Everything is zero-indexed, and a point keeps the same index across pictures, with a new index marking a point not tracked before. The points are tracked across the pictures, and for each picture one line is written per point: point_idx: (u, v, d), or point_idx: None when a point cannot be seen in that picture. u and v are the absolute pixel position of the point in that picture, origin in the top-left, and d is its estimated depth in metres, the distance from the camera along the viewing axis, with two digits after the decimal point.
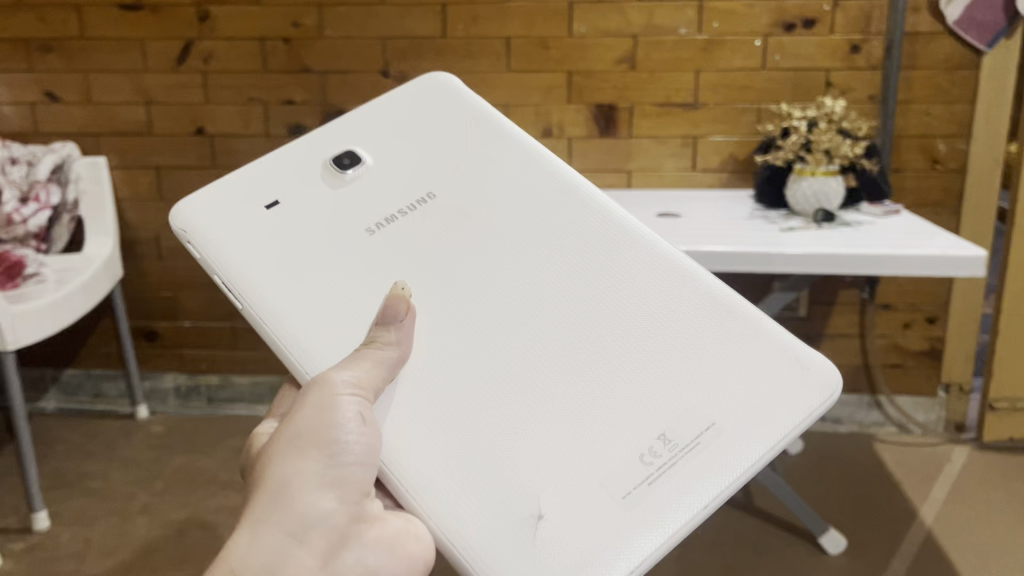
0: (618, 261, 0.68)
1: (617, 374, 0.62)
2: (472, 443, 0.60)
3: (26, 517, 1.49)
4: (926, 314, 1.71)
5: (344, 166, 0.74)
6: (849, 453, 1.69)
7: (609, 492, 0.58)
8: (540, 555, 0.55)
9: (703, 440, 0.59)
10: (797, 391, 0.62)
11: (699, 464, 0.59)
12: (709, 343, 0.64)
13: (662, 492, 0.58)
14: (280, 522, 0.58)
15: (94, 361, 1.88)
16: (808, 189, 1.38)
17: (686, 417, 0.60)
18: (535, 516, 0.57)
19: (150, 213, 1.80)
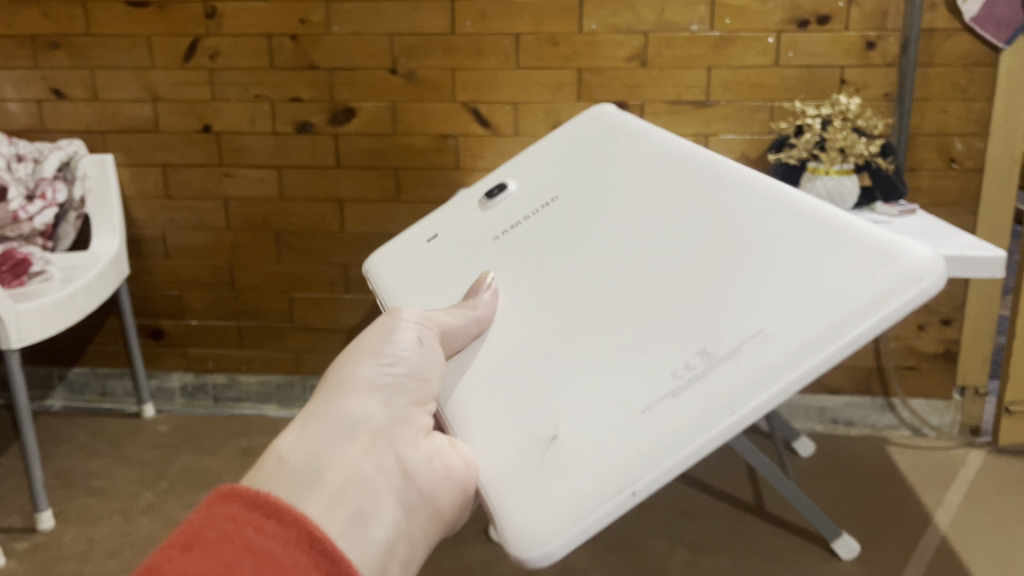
0: (688, 204, 0.62)
1: (670, 297, 0.56)
2: (511, 389, 0.58)
3: (31, 517, 1.48)
4: (941, 316, 1.67)
5: (493, 195, 0.78)
6: (861, 457, 1.67)
7: (632, 409, 0.51)
8: (546, 473, 0.51)
9: (745, 346, 0.49)
10: (878, 291, 0.49)
11: (738, 367, 0.49)
12: (780, 251, 0.54)
13: (688, 400, 0.49)
14: (330, 418, 0.56)
15: (101, 360, 1.87)
16: (822, 188, 1.35)
17: (733, 325, 0.51)
18: (550, 437, 0.52)
19: (156, 211, 1.79)
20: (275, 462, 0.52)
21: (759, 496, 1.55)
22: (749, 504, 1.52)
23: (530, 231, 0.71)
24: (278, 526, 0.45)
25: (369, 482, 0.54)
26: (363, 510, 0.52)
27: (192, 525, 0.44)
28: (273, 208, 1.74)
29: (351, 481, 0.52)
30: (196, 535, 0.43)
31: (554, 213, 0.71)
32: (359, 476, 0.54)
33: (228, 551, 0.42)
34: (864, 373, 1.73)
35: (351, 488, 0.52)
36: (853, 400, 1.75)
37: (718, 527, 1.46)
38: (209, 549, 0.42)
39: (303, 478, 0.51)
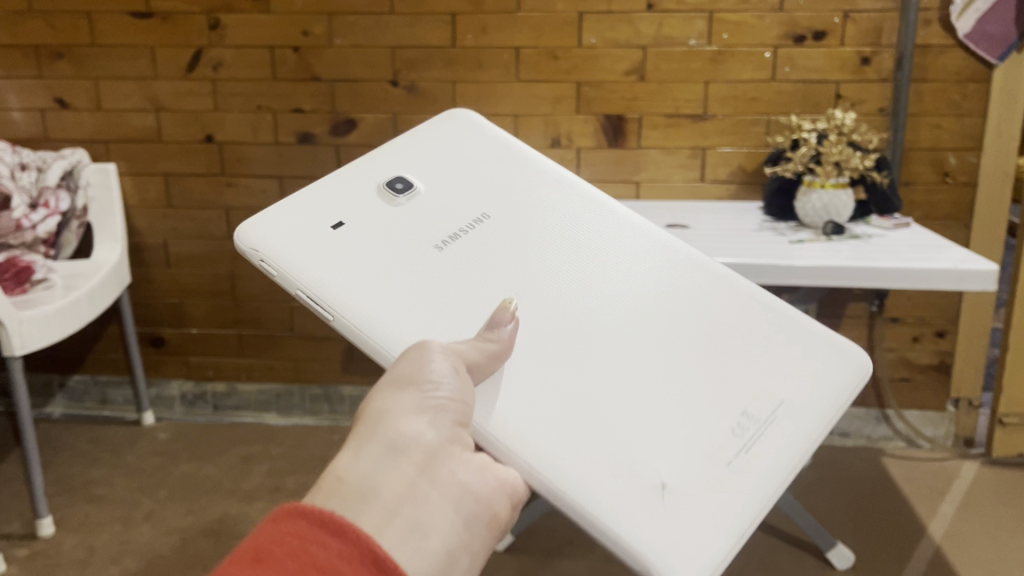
0: (667, 273, 0.73)
1: (687, 361, 0.67)
2: (583, 427, 0.62)
3: (31, 523, 1.49)
4: (935, 328, 1.69)
5: (398, 191, 0.79)
6: (856, 467, 1.68)
7: (716, 462, 0.62)
8: (669, 516, 0.59)
9: (777, 416, 0.65)
10: (836, 372, 0.68)
11: (776, 434, 0.64)
12: (755, 336, 0.69)
13: (756, 458, 0.62)
14: (379, 437, 0.53)
15: (101, 368, 1.88)
16: (817, 201, 1.36)
17: (758, 397, 0.65)
18: (659, 484, 0.60)
19: (158, 220, 1.80)
20: (328, 486, 0.50)
21: None
22: None
23: (485, 244, 0.74)
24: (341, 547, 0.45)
25: (425, 496, 0.52)
26: (421, 524, 0.50)
27: (258, 541, 0.44)
28: None
29: (405, 497, 0.51)
30: (262, 550, 0.44)
31: (501, 231, 0.75)
32: (414, 492, 0.51)
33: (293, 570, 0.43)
34: None
35: (406, 505, 0.50)
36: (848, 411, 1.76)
37: None
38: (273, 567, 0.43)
39: (359, 501, 0.49)
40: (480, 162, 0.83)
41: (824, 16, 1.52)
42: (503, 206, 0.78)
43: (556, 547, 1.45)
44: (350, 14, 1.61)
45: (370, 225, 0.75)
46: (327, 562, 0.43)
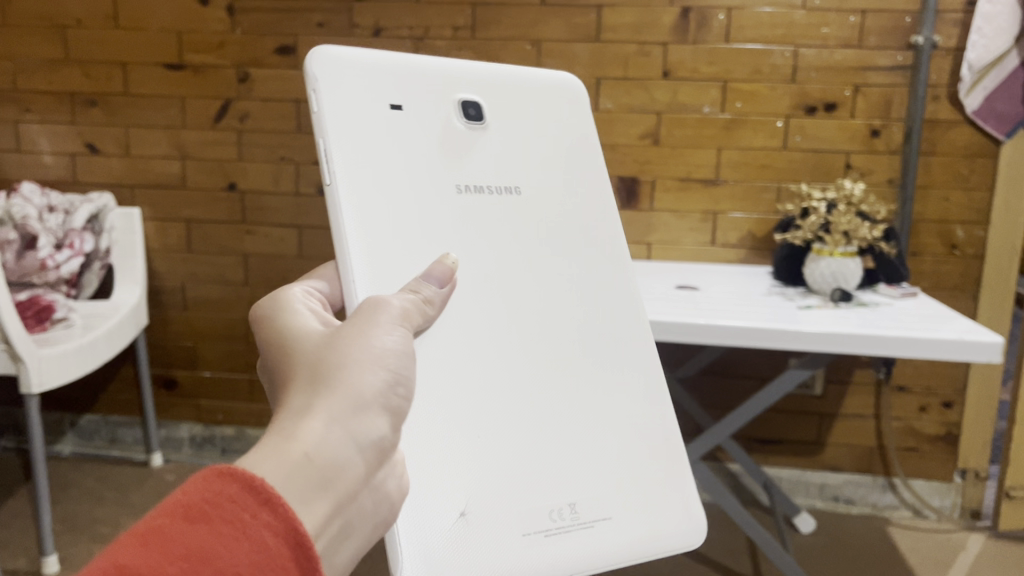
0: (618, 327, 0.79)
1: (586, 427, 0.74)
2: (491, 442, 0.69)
3: (36, 560, 1.49)
4: (941, 399, 1.70)
5: (471, 115, 0.77)
6: (863, 536, 1.67)
7: (516, 529, 0.68)
8: (455, 546, 0.65)
9: (589, 524, 0.71)
10: (679, 540, 0.76)
11: (583, 537, 0.71)
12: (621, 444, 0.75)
13: (556, 545, 0.69)
14: (352, 419, 0.53)
15: (113, 408, 1.90)
16: (826, 269, 1.39)
17: (597, 500, 0.72)
18: (461, 511, 0.66)
19: (178, 263, 1.84)
20: (298, 458, 0.48)
21: (757, 569, 1.55)
22: None
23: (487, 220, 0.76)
24: (304, 567, 0.43)
25: (360, 497, 0.53)
26: (345, 524, 0.51)
27: (195, 493, 0.42)
28: (291, 264, 1.79)
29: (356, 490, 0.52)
30: (193, 507, 0.42)
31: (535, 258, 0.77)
32: (357, 491, 0.52)
33: (229, 544, 0.41)
34: (865, 452, 1.75)
35: (347, 503, 0.51)
36: (855, 478, 1.76)
37: None
38: (195, 529, 0.41)
39: (317, 485, 0.48)
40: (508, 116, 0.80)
41: (835, 89, 1.56)
42: (536, 227, 0.79)
43: None
44: None
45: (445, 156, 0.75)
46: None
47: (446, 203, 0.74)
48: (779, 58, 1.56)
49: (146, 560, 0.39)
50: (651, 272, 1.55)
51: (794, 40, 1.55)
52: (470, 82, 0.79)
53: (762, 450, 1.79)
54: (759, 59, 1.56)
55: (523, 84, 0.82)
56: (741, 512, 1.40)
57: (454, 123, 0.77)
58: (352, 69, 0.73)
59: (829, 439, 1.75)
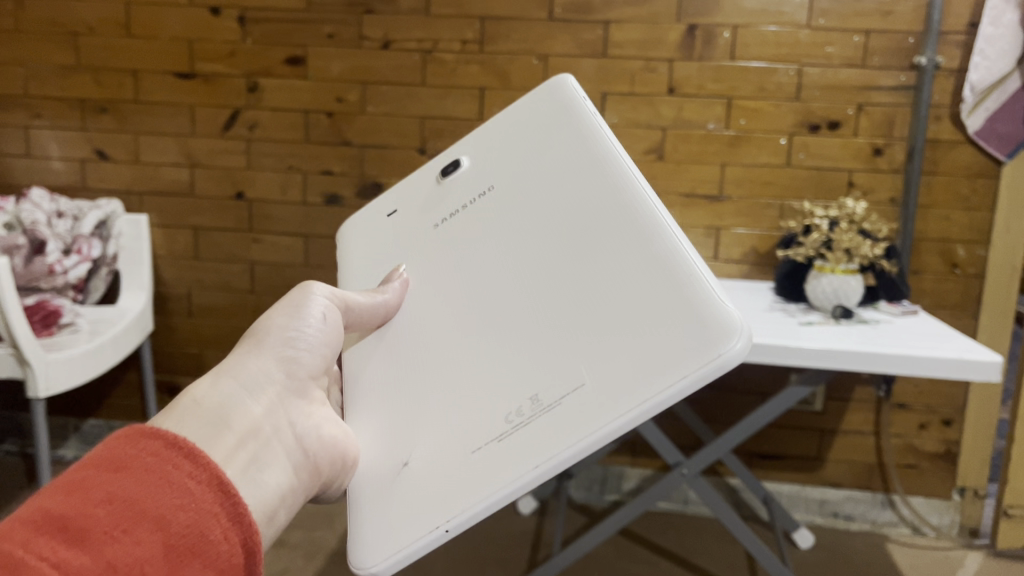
0: (591, 201, 0.65)
1: (540, 318, 0.61)
2: (416, 383, 0.64)
3: None
4: (941, 416, 1.71)
5: (446, 172, 0.78)
6: (862, 553, 1.68)
7: (462, 449, 0.57)
8: (392, 495, 0.59)
9: (560, 403, 0.55)
10: (692, 359, 0.53)
11: (541, 425, 0.54)
12: (594, 303, 0.59)
13: (510, 444, 0.55)
14: (235, 374, 0.64)
15: (116, 413, 1.91)
16: (828, 286, 1.40)
17: (565, 374, 0.56)
18: (403, 462, 0.60)
19: (184, 270, 1.85)
20: (186, 403, 0.59)
21: None
22: None
23: (459, 223, 0.73)
24: (229, 509, 0.49)
25: (266, 435, 0.62)
26: (259, 458, 0.60)
27: (121, 451, 0.48)
28: (297, 274, 1.81)
29: (258, 429, 0.62)
30: (118, 462, 0.47)
31: (496, 207, 0.71)
32: (259, 428, 0.62)
33: (151, 485, 0.47)
34: (865, 469, 1.76)
35: (252, 439, 0.60)
36: (853, 494, 1.77)
37: None
38: (123, 479, 0.46)
39: (210, 422, 0.58)
40: (498, 129, 0.77)
41: (839, 107, 1.58)
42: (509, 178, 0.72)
43: None
44: (382, 84, 1.68)
45: (417, 213, 0.79)
46: (168, 515, 0.46)
47: (418, 243, 0.76)
48: (784, 76, 1.58)
49: (79, 506, 0.44)
50: None
51: (798, 58, 1.56)
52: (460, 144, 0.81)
53: (761, 465, 1.80)
54: (763, 77, 1.58)
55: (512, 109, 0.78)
56: (739, 526, 1.41)
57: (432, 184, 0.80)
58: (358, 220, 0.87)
59: (829, 456, 1.76)
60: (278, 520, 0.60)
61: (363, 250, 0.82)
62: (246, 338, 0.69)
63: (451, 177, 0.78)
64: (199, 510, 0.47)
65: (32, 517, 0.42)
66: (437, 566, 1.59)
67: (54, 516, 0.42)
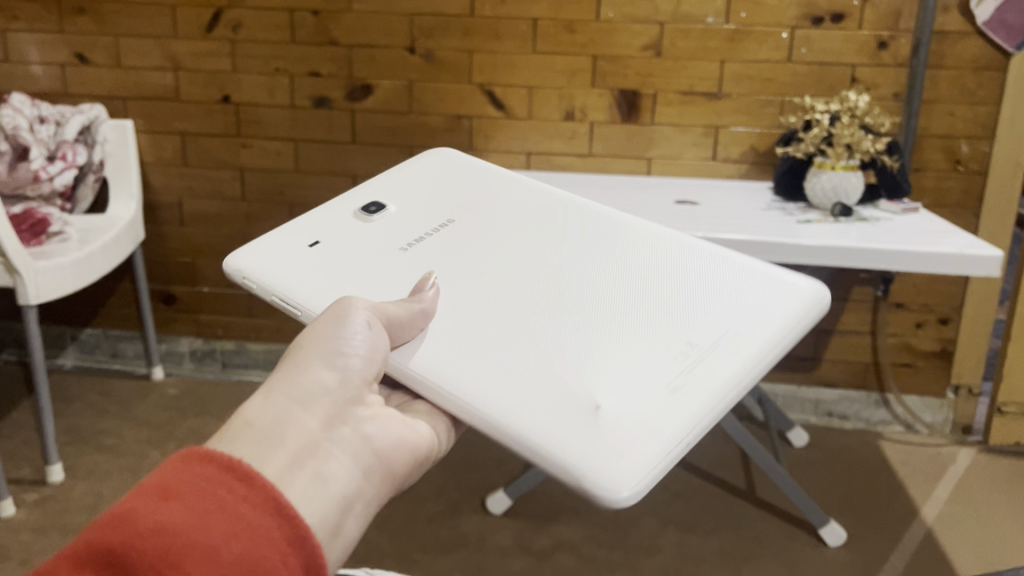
0: (608, 228, 0.80)
1: (644, 298, 0.72)
2: (534, 350, 0.67)
3: (41, 469, 1.52)
4: (938, 316, 1.70)
5: (371, 212, 0.84)
6: (856, 449, 1.71)
7: (653, 388, 0.64)
8: (602, 430, 0.61)
9: (719, 346, 0.68)
10: (794, 296, 0.73)
11: (714, 363, 0.67)
12: (686, 288, 0.73)
13: (703, 375, 0.66)
14: (284, 391, 0.56)
15: (112, 321, 1.91)
16: (828, 183, 1.38)
17: (702, 329, 0.69)
18: (592, 407, 0.62)
19: (173, 178, 1.82)
20: (236, 428, 0.52)
21: (752, 482, 1.59)
22: (741, 489, 1.57)
23: (457, 246, 0.79)
24: (291, 532, 0.44)
25: (322, 448, 0.55)
26: (319, 474, 0.53)
27: (181, 471, 0.44)
28: (288, 180, 1.78)
29: (315, 443, 0.55)
30: (167, 489, 0.43)
31: (475, 225, 0.82)
32: (314, 443, 0.55)
33: (200, 515, 0.42)
34: (861, 368, 1.76)
35: (306, 456, 0.53)
36: (848, 393, 1.78)
37: (709, 507, 1.51)
38: (169, 508, 0.42)
39: (261, 446, 0.51)
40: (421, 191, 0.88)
41: None
42: (497, 214, 0.83)
43: (553, 513, 1.49)
44: None
45: (363, 236, 0.81)
46: (216, 544, 0.41)
47: (405, 256, 0.78)
48: None
49: (115, 541, 0.40)
50: (649, 186, 1.54)
51: None
52: (359, 196, 0.87)
53: None
54: None
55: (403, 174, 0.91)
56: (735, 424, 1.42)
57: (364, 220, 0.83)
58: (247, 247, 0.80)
59: (824, 356, 1.77)
60: (347, 534, 0.54)
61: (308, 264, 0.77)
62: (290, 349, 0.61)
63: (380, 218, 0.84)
64: (257, 539, 0.42)
65: (77, 553, 0.40)
66: (438, 469, 1.61)
67: (89, 551, 0.40)
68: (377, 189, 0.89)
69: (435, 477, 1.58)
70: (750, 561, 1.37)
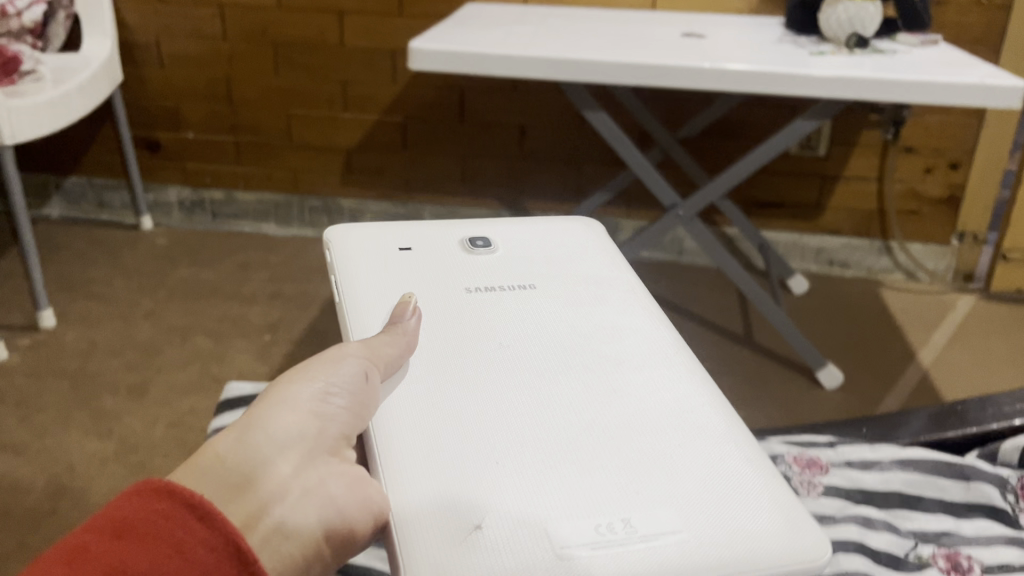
0: (653, 348, 0.60)
1: (625, 425, 0.51)
2: (464, 438, 0.49)
3: (32, 316, 1.50)
4: (949, 160, 1.65)
5: (476, 246, 0.71)
6: (856, 296, 1.70)
7: (541, 540, 0.43)
8: (454, 558, 0.42)
9: (663, 537, 0.44)
10: (788, 543, 0.45)
11: (644, 549, 0.43)
12: (680, 443, 0.50)
13: (606, 565, 0.42)
14: (257, 428, 0.45)
15: (97, 169, 1.85)
16: (844, 13, 1.29)
17: (661, 505, 0.45)
18: (472, 524, 0.44)
19: (149, 15, 1.72)
20: (202, 465, 0.43)
21: (749, 328, 1.59)
22: (739, 335, 1.56)
23: (491, 304, 0.63)
24: None
25: (288, 504, 0.44)
26: (281, 533, 0.43)
27: (122, 512, 0.38)
28: (272, 17, 1.68)
29: (275, 498, 0.43)
30: (121, 524, 0.38)
31: (541, 301, 0.64)
32: (281, 496, 0.44)
33: (152, 562, 0.36)
34: (865, 216, 1.72)
35: (268, 509, 0.43)
36: (852, 242, 1.75)
37: (706, 351, 1.51)
38: (123, 548, 0.37)
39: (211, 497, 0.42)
40: (528, 252, 0.71)
41: None
42: (559, 290, 0.66)
43: None
44: None
45: (433, 264, 0.68)
46: None
47: (444, 296, 0.63)
48: None
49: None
50: (653, 20, 1.46)
51: None
52: (476, 230, 0.74)
53: (759, 213, 1.76)
54: None
55: (541, 230, 0.76)
56: (736, 267, 1.41)
57: (456, 247, 0.71)
58: (341, 237, 0.72)
59: (828, 203, 1.72)
60: None
61: (366, 279, 0.65)
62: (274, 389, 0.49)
63: (481, 251, 0.70)
64: None
65: None
66: None
67: None
68: (500, 231, 0.74)
69: None
70: (747, 402, 1.38)
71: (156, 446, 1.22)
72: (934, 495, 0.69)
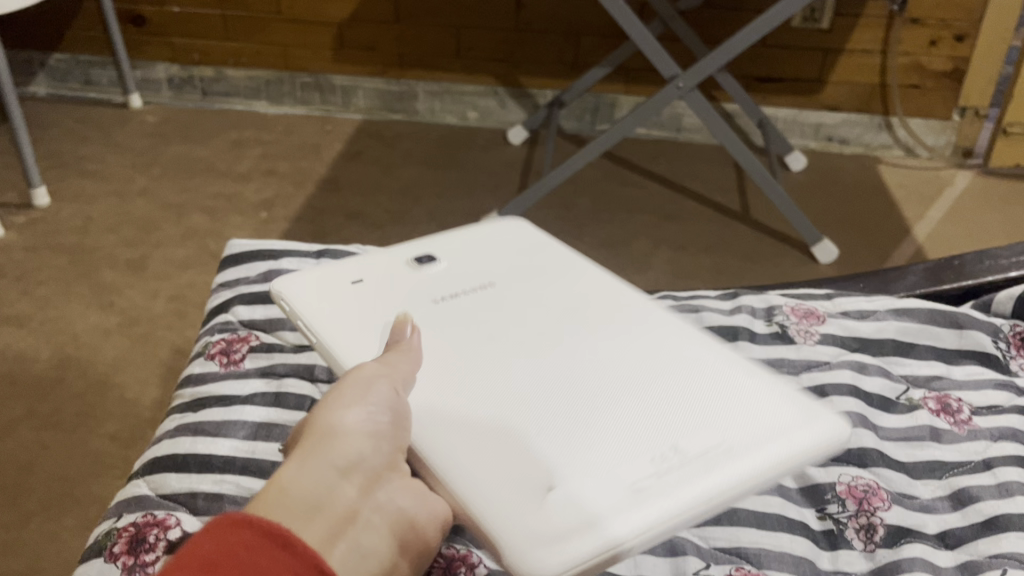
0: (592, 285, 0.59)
1: (620, 362, 0.50)
2: (484, 412, 0.47)
3: (25, 194, 1.49)
4: (955, 32, 1.61)
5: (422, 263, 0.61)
6: (854, 172, 1.69)
7: (610, 478, 0.43)
8: (544, 528, 0.41)
9: (713, 453, 0.45)
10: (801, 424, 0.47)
11: (703, 473, 0.44)
12: (671, 365, 0.50)
13: (677, 489, 0.43)
14: (319, 454, 0.43)
15: (82, 45, 1.80)
16: None
17: (689, 424, 0.46)
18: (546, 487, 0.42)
19: None
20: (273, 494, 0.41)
21: (746, 204, 1.58)
22: (735, 211, 1.56)
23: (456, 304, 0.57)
24: None
25: (364, 524, 0.43)
26: (363, 551, 0.42)
27: (200, 549, 0.35)
28: None
29: (349, 521, 0.42)
30: (208, 561, 0.34)
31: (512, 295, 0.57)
32: (356, 517, 0.42)
33: None
34: (867, 91, 1.70)
35: (346, 528, 0.41)
36: (853, 118, 1.73)
37: (702, 226, 1.52)
38: None
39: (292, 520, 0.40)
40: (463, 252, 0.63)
41: None
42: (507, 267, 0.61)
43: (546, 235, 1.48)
44: None
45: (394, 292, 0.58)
46: None
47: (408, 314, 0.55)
48: None
49: None
50: None
51: None
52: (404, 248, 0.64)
53: (759, 88, 1.72)
54: None
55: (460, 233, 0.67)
56: (734, 142, 1.38)
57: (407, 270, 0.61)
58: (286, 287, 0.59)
59: (830, 78, 1.69)
60: None
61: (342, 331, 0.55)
62: (317, 430, 0.45)
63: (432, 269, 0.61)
64: None
65: None
66: (430, 190, 1.59)
67: None
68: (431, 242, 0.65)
69: (428, 199, 1.57)
70: (741, 274, 1.39)
71: (158, 319, 1.24)
72: (928, 341, 0.71)
